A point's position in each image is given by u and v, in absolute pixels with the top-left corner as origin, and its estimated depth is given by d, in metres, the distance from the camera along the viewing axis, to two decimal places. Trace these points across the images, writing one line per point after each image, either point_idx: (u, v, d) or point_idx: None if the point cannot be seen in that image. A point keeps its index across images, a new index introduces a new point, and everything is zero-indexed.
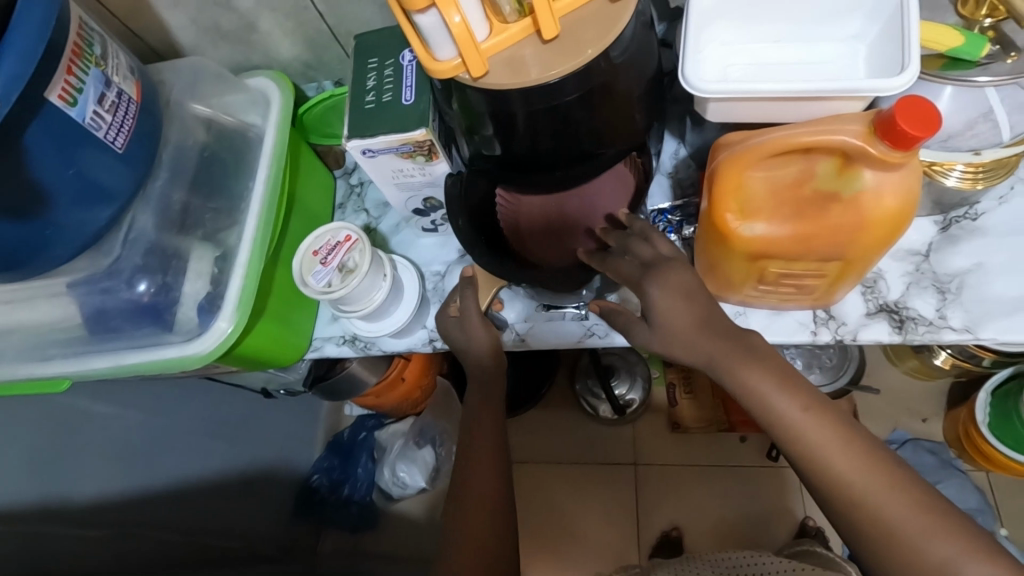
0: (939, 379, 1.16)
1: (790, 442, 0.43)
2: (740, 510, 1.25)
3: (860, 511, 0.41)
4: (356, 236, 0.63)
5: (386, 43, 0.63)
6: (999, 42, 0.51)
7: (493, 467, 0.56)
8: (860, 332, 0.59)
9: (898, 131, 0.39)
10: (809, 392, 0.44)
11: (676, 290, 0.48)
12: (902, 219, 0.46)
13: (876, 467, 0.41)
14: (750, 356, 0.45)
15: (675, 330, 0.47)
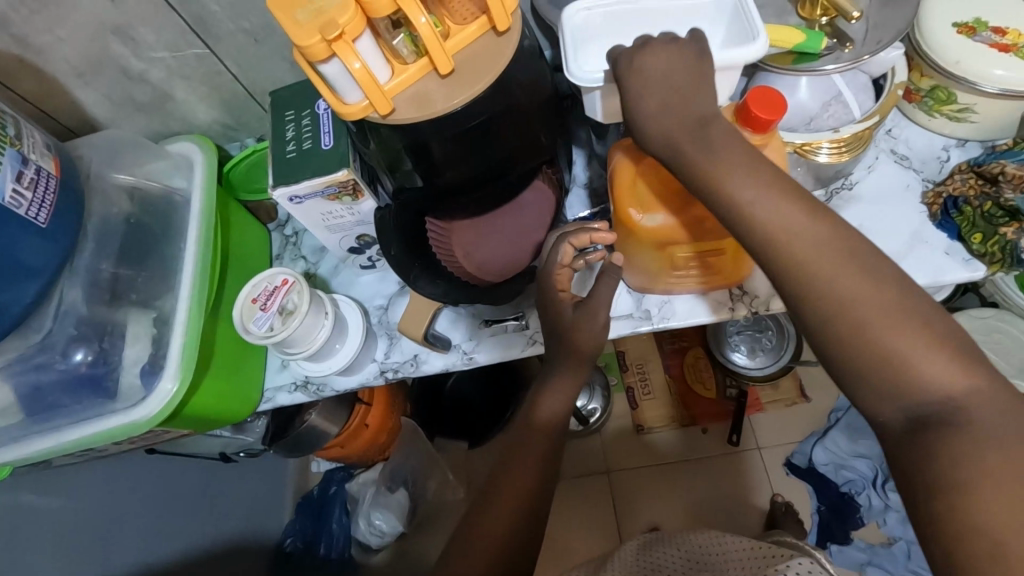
0: None
1: (763, 246, 0.41)
2: (717, 501, 1.29)
3: (833, 303, 0.39)
4: (292, 279, 0.64)
5: (299, 96, 0.66)
6: (835, 35, 0.59)
7: (520, 501, 0.53)
8: (772, 301, 0.65)
9: (754, 117, 0.46)
10: (794, 198, 0.41)
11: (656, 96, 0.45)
12: None
13: (869, 279, 0.39)
14: (720, 161, 0.43)
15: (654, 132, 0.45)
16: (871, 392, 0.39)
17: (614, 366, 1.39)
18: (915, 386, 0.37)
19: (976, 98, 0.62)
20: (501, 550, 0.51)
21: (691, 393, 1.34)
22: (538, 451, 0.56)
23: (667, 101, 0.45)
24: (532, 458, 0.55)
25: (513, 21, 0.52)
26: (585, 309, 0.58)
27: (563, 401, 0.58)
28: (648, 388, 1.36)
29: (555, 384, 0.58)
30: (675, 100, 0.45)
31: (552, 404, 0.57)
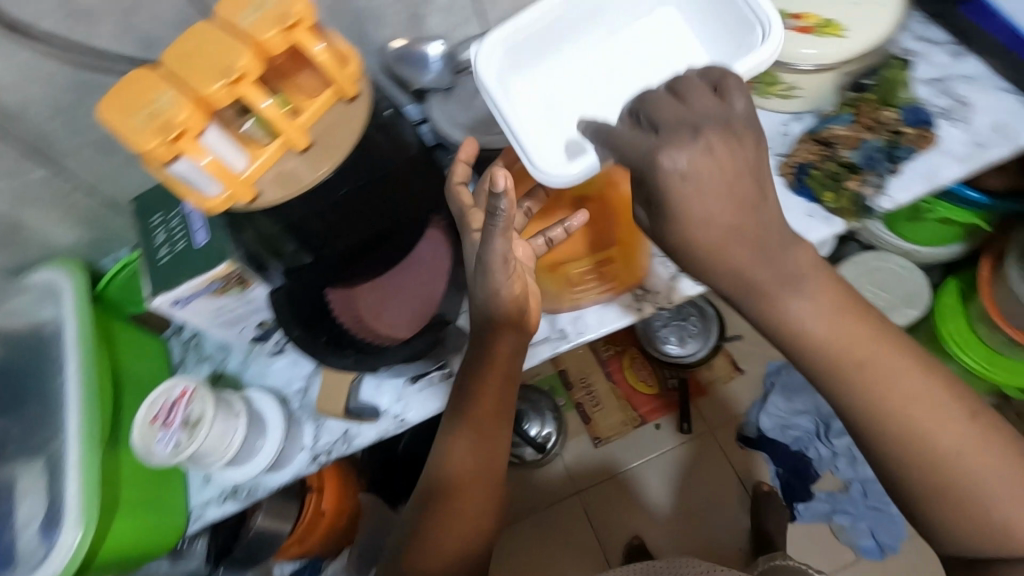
0: None
1: (825, 369, 0.40)
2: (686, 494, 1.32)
3: (907, 433, 0.39)
4: (192, 387, 0.60)
5: (165, 197, 0.64)
6: None
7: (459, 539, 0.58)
8: (673, 293, 0.68)
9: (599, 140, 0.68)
10: (865, 326, 0.40)
11: (707, 208, 0.37)
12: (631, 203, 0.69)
13: (947, 409, 0.39)
14: (785, 286, 0.39)
15: (703, 249, 0.39)
16: (936, 520, 0.40)
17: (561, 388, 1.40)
18: (982, 521, 0.38)
19: (803, 78, 0.68)
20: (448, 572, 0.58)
21: (636, 393, 1.38)
22: (465, 473, 0.59)
23: (722, 211, 0.37)
24: (464, 483, 0.59)
25: (360, 86, 0.53)
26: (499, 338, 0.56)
27: (484, 417, 0.59)
28: (596, 399, 1.39)
29: (472, 407, 0.58)
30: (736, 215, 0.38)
31: (473, 425, 0.59)
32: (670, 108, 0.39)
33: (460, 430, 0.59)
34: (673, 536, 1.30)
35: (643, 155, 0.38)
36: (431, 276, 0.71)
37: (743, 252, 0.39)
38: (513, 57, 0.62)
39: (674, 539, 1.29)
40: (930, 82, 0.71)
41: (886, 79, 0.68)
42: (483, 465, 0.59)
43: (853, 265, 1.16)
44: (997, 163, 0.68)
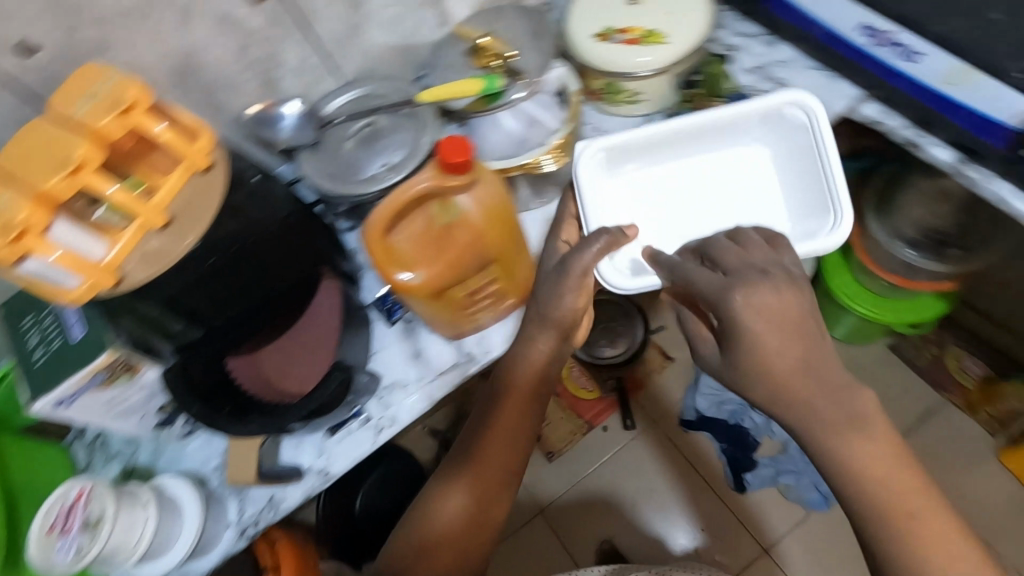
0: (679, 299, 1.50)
1: (859, 492, 0.54)
2: (644, 488, 1.36)
3: (921, 559, 0.52)
4: (87, 487, 0.58)
5: (35, 297, 0.62)
6: (509, 72, 0.70)
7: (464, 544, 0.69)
8: None
9: (452, 163, 0.53)
10: (906, 472, 0.54)
11: (768, 322, 0.54)
12: (505, 216, 0.59)
13: (963, 554, 0.52)
14: (848, 425, 0.54)
15: (766, 360, 0.55)
16: None
17: None
18: None
19: (641, 83, 0.76)
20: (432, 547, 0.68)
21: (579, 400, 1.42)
22: (482, 458, 0.70)
23: (776, 332, 0.54)
24: (475, 464, 0.70)
25: (214, 155, 0.55)
26: (538, 350, 0.69)
27: (507, 411, 0.70)
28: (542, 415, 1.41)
29: (500, 398, 0.71)
30: (783, 328, 0.54)
31: (498, 417, 0.70)
32: (731, 253, 0.60)
33: (489, 421, 0.71)
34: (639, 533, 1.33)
35: (717, 284, 0.57)
36: (326, 326, 0.71)
37: (807, 387, 0.55)
38: (614, 155, 0.73)
39: (641, 536, 1.33)
40: (752, 71, 0.81)
41: (709, 75, 0.77)
42: (496, 452, 0.70)
43: None
44: None
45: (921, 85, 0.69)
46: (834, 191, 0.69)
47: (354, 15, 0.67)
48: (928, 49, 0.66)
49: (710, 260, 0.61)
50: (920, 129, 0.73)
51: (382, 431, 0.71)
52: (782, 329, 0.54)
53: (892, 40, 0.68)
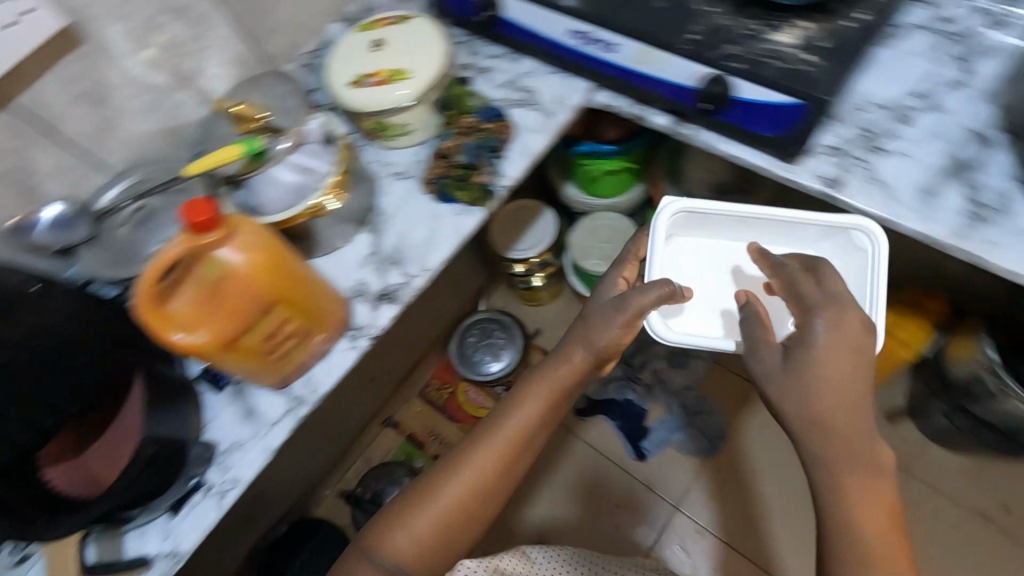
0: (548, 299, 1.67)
1: (853, 531, 0.57)
2: (568, 479, 1.39)
3: None
4: None
5: None
6: (269, 130, 0.75)
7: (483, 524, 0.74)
8: (378, 321, 0.78)
9: (199, 222, 0.57)
10: (887, 518, 0.57)
11: (841, 341, 0.59)
12: (271, 259, 0.63)
13: None
14: (852, 460, 0.58)
15: (825, 379, 0.58)
16: None
17: (413, 452, 1.59)
18: None
19: (404, 116, 0.83)
20: (425, 538, 0.70)
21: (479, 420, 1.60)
22: (492, 460, 0.74)
23: (849, 351, 0.59)
24: (481, 464, 0.74)
25: None
26: (572, 362, 0.77)
27: (527, 420, 0.76)
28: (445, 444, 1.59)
29: (525, 404, 0.76)
30: (856, 352, 0.59)
31: (518, 425, 0.75)
32: (811, 286, 0.63)
33: (506, 427, 0.75)
34: (574, 525, 1.35)
35: (822, 297, 0.62)
36: (135, 414, 0.71)
37: (834, 407, 0.58)
38: (698, 221, 0.79)
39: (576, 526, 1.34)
40: (503, 86, 0.92)
41: (452, 96, 0.83)
42: (506, 459, 0.75)
43: (578, 231, 1.41)
44: (567, 123, 0.87)
45: (625, 69, 0.82)
46: (871, 291, 0.68)
47: (103, 110, 0.71)
48: (619, 39, 0.78)
49: (814, 270, 0.65)
50: (640, 104, 0.84)
51: (226, 495, 0.71)
52: (844, 340, 0.59)
53: (594, 38, 0.81)
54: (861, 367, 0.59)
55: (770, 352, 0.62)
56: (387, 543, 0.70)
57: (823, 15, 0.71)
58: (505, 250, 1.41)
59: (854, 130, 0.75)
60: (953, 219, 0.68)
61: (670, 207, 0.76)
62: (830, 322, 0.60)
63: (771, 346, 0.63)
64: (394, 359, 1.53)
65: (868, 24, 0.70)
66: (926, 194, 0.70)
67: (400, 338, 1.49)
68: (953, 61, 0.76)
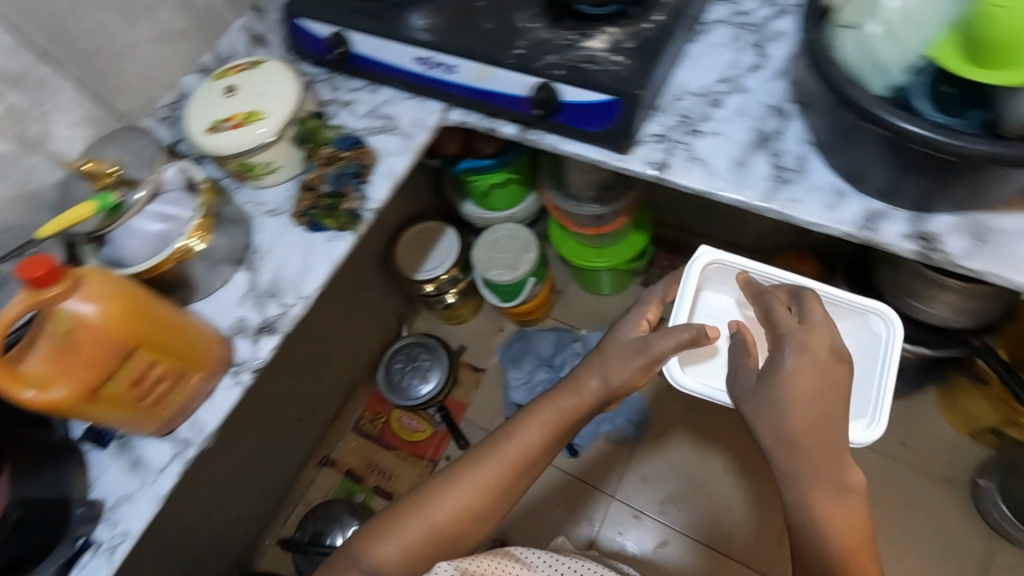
0: (468, 314, 1.71)
1: (824, 547, 0.66)
2: None
3: None
4: None
5: None
6: (125, 184, 0.78)
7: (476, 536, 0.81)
8: (259, 354, 0.80)
9: (37, 278, 0.58)
10: (855, 531, 0.66)
11: (811, 367, 0.66)
12: (123, 305, 0.64)
13: None
14: (817, 480, 0.67)
15: (796, 404, 0.66)
16: None
17: (353, 486, 1.58)
18: None
19: (266, 154, 0.86)
20: (412, 544, 0.76)
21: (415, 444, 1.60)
22: (489, 476, 0.81)
23: (819, 378, 0.66)
24: (477, 478, 0.81)
25: None
26: (580, 394, 0.85)
27: (529, 443, 0.83)
28: (386, 474, 1.58)
29: (527, 430, 0.84)
30: (828, 379, 0.66)
31: (518, 448, 0.83)
32: (784, 316, 0.72)
33: (507, 449, 0.83)
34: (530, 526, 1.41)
35: (786, 328, 0.70)
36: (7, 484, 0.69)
37: (807, 432, 0.66)
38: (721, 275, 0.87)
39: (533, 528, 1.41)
40: (365, 115, 0.96)
41: (306, 130, 0.87)
42: (503, 477, 0.81)
43: (481, 245, 1.46)
44: (426, 144, 0.92)
45: (466, 88, 0.87)
46: (879, 380, 0.75)
47: None
48: (455, 60, 0.85)
49: (797, 304, 0.73)
50: (489, 117, 0.90)
51: (116, 550, 0.71)
52: (814, 367, 0.66)
53: (436, 62, 0.88)
54: (831, 391, 0.66)
55: (747, 374, 0.72)
56: (375, 549, 0.76)
57: (625, 20, 0.79)
58: (412, 272, 1.46)
59: (674, 117, 0.83)
60: (761, 184, 0.76)
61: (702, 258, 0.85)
62: (797, 350, 0.68)
63: (751, 370, 0.72)
64: (320, 397, 1.53)
65: (663, 23, 0.78)
66: (738, 165, 0.78)
67: (323, 374, 1.49)
68: (751, 48, 0.86)
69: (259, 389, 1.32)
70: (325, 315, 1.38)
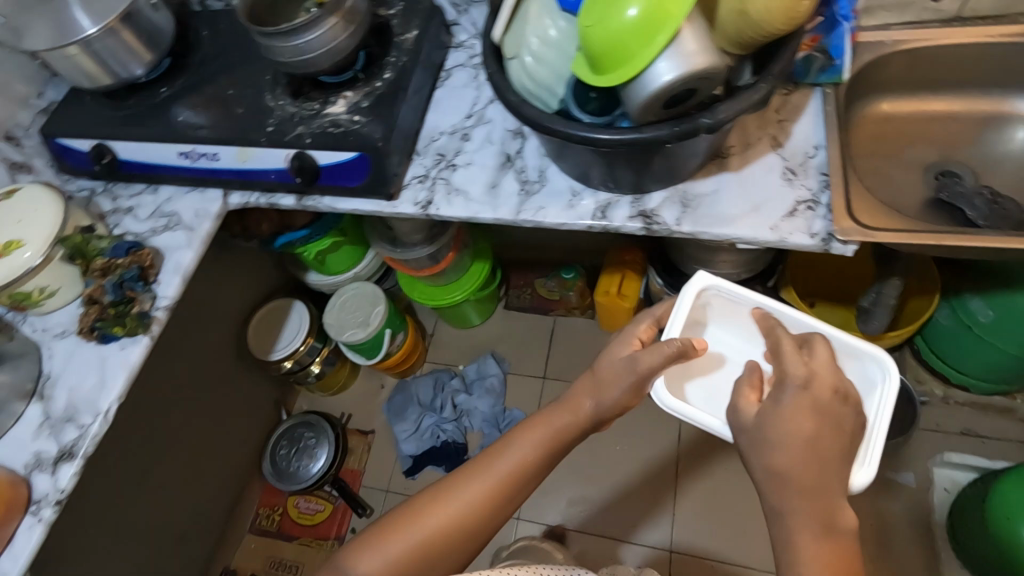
0: (345, 380, 1.69)
1: None
2: None
3: None
4: None
5: None
6: None
7: (457, 555, 0.69)
8: (60, 484, 0.77)
9: None
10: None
11: (804, 405, 0.60)
12: None
13: None
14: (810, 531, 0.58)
15: (785, 442, 0.59)
16: None
17: None
18: None
19: (37, 279, 0.84)
20: (390, 568, 0.66)
21: (316, 525, 1.54)
22: (478, 496, 0.70)
23: (816, 418, 0.60)
24: (464, 500, 0.69)
25: None
26: (580, 411, 0.74)
27: (522, 464, 0.72)
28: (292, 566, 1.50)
29: (522, 443, 0.73)
30: (820, 419, 0.60)
31: (510, 470, 0.71)
32: (790, 360, 0.64)
33: (499, 469, 0.71)
34: None
35: (791, 370, 0.63)
36: None
37: (797, 478, 0.59)
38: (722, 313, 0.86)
39: None
40: (148, 218, 0.96)
41: (73, 247, 0.86)
42: (494, 500, 0.70)
43: (330, 311, 1.47)
44: (212, 232, 0.94)
45: (237, 171, 0.90)
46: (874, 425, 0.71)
47: None
48: (215, 149, 0.89)
49: (807, 347, 0.67)
50: (267, 193, 0.93)
51: None
52: (806, 406, 0.60)
53: (201, 153, 0.91)
54: (825, 433, 0.59)
55: (748, 405, 0.64)
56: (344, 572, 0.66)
57: (359, 83, 0.87)
58: (265, 354, 1.44)
59: (432, 157, 0.91)
60: (511, 200, 0.84)
61: (694, 285, 0.82)
62: (796, 390, 0.61)
63: (751, 403, 0.64)
64: (200, 507, 1.45)
65: (392, 81, 0.87)
66: (491, 188, 0.86)
67: (195, 482, 1.42)
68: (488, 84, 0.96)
69: (120, 517, 1.25)
70: (177, 421, 1.32)
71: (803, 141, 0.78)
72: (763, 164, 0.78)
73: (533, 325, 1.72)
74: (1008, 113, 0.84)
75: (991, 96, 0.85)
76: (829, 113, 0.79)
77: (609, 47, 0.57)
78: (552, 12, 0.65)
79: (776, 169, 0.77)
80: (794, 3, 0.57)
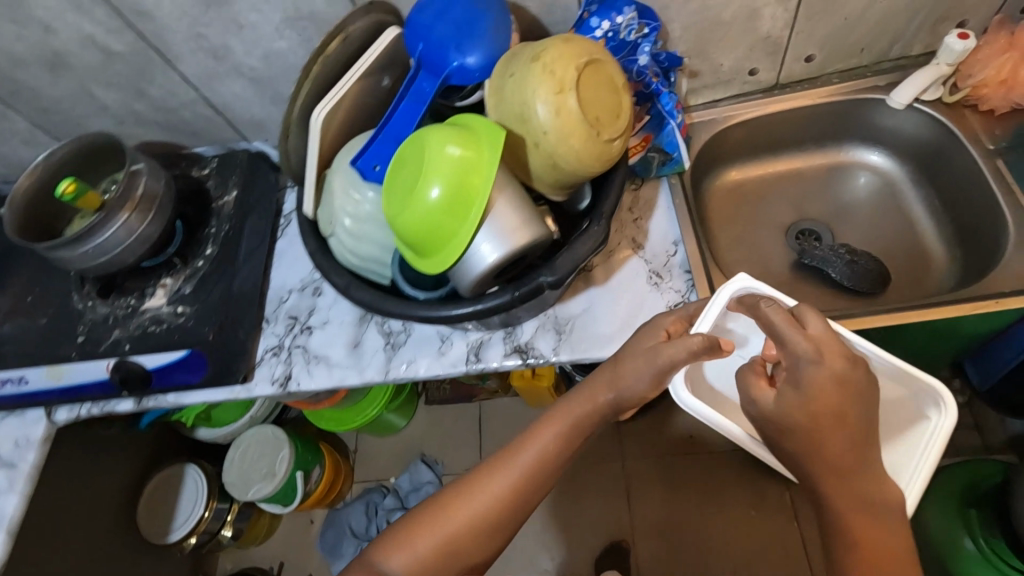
0: (269, 524, 1.54)
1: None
2: None
3: None
4: None
5: None
6: None
7: (487, 547, 0.60)
8: None
9: None
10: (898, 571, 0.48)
11: (826, 384, 0.47)
12: None
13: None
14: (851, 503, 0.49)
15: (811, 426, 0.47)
16: None
17: None
18: None
19: None
20: (422, 566, 0.58)
21: None
22: (503, 489, 0.60)
23: (843, 396, 0.46)
24: (488, 493, 0.60)
25: None
26: (587, 401, 0.61)
27: (547, 455, 0.61)
28: None
29: (543, 431, 0.61)
30: (847, 395, 0.46)
31: (534, 461, 0.60)
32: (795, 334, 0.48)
33: (519, 462, 0.60)
34: None
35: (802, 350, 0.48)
36: None
37: (826, 459, 0.48)
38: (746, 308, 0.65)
39: None
40: None
41: None
42: (523, 493, 0.60)
43: (229, 467, 1.32)
44: (38, 463, 0.79)
45: (52, 389, 0.74)
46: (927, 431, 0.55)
47: None
48: (23, 370, 0.75)
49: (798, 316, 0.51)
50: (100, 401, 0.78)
51: None
52: (828, 386, 0.46)
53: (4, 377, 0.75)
54: (853, 413, 0.47)
55: (762, 393, 0.50)
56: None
57: (176, 266, 0.78)
58: (162, 538, 1.25)
59: (284, 321, 0.80)
60: (377, 358, 0.76)
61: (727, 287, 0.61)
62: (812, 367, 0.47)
63: (764, 390, 0.50)
64: None
65: (214, 257, 0.79)
66: (354, 347, 0.77)
67: None
68: None
69: None
70: None
71: (662, 237, 0.76)
72: (628, 271, 0.75)
73: (459, 416, 1.64)
74: (847, 163, 0.86)
75: (830, 150, 0.87)
76: (680, 205, 0.77)
77: (425, 234, 0.51)
78: (359, 185, 0.58)
79: (642, 274, 0.74)
80: (604, 147, 0.52)
